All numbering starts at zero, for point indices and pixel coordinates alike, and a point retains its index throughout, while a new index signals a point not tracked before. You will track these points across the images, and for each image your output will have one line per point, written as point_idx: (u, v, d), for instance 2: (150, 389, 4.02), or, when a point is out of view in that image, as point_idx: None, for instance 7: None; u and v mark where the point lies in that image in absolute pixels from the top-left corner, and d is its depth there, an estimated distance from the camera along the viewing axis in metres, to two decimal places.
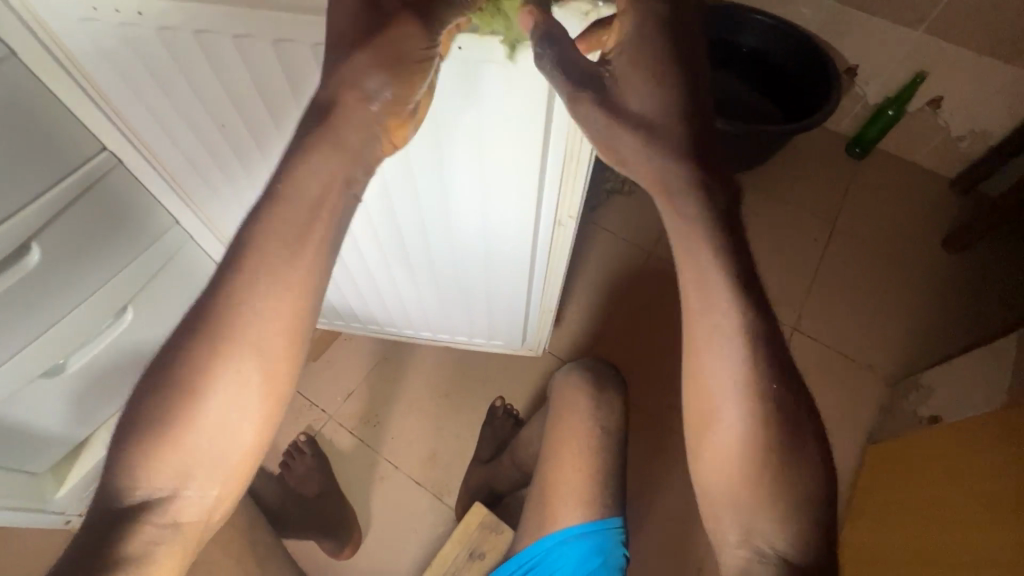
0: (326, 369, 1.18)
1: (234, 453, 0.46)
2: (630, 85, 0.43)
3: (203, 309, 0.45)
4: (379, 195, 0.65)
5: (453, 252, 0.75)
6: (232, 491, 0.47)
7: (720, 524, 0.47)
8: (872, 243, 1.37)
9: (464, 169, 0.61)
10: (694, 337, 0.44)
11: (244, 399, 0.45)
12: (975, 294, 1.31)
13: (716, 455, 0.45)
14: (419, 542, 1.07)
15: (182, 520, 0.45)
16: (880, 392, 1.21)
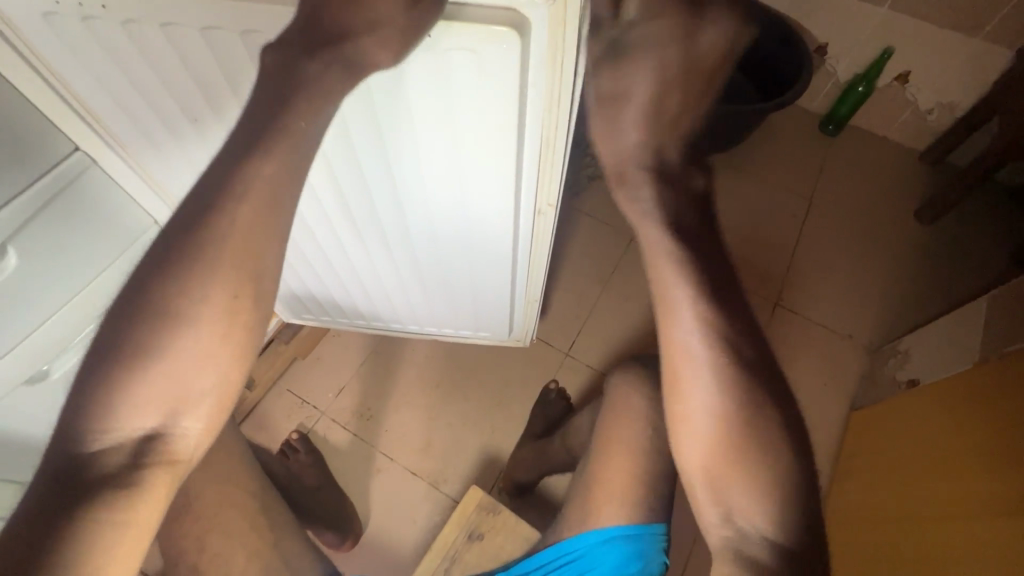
0: (316, 367, 1.22)
1: (216, 386, 0.52)
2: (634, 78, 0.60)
3: (168, 251, 0.49)
4: (358, 186, 0.68)
5: (433, 240, 0.77)
6: (215, 424, 0.53)
7: (701, 503, 0.59)
8: (845, 218, 1.47)
9: (440, 158, 0.63)
10: (665, 318, 0.58)
11: (218, 333, 0.50)
12: (953, 266, 1.40)
13: (690, 431, 0.58)
14: (418, 529, 1.09)
15: (171, 456, 0.51)
16: (861, 360, 1.29)
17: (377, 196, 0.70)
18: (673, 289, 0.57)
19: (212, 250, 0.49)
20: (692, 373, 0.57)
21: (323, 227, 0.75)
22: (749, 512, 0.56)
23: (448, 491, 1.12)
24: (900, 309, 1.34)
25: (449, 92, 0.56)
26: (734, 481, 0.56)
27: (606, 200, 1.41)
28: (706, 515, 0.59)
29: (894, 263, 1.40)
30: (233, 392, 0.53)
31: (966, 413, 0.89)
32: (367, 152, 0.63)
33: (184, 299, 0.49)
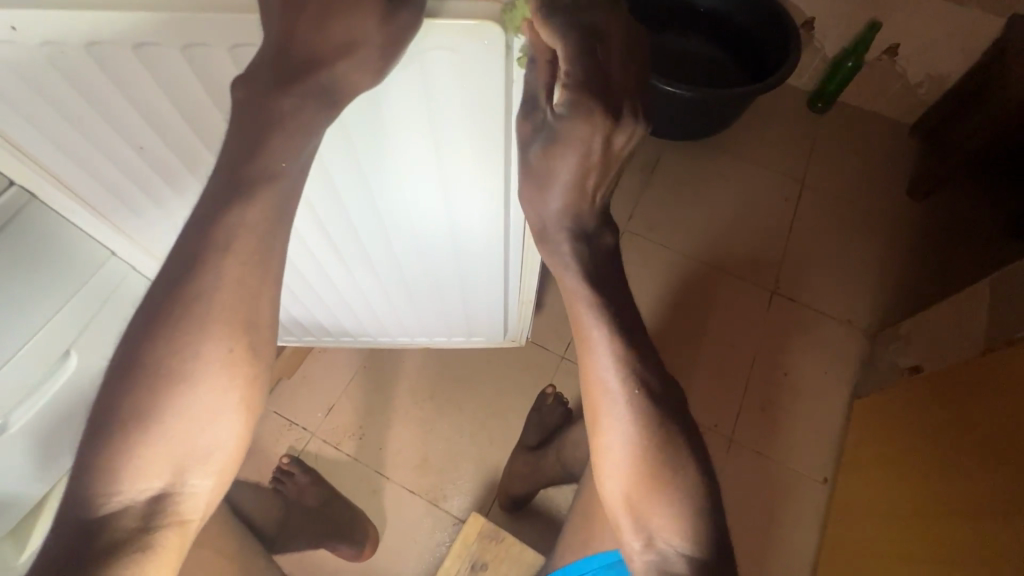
0: (303, 386, 1.17)
1: (222, 444, 0.48)
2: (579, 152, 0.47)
3: (160, 310, 0.44)
4: (336, 211, 0.60)
5: (420, 257, 0.70)
6: (225, 478, 0.50)
7: (625, 531, 0.57)
8: (840, 199, 1.43)
9: (425, 175, 0.57)
10: (581, 345, 0.55)
11: (222, 391, 0.47)
12: (948, 243, 1.37)
13: (609, 459, 0.55)
14: (420, 550, 1.05)
15: (183, 515, 0.48)
16: (862, 345, 1.26)
17: (359, 219, 0.62)
18: (585, 320, 0.54)
19: (182, 300, 0.45)
20: (602, 401, 0.55)
21: (301, 257, 0.68)
22: (669, 536, 0.54)
23: (448, 508, 1.08)
24: (896, 290, 1.32)
25: (430, 106, 0.49)
26: (655, 506, 0.54)
27: None
28: (629, 542, 0.57)
29: (888, 242, 1.38)
30: (245, 440, 0.50)
31: (965, 407, 0.87)
32: (344, 175, 0.56)
33: (178, 358, 0.45)
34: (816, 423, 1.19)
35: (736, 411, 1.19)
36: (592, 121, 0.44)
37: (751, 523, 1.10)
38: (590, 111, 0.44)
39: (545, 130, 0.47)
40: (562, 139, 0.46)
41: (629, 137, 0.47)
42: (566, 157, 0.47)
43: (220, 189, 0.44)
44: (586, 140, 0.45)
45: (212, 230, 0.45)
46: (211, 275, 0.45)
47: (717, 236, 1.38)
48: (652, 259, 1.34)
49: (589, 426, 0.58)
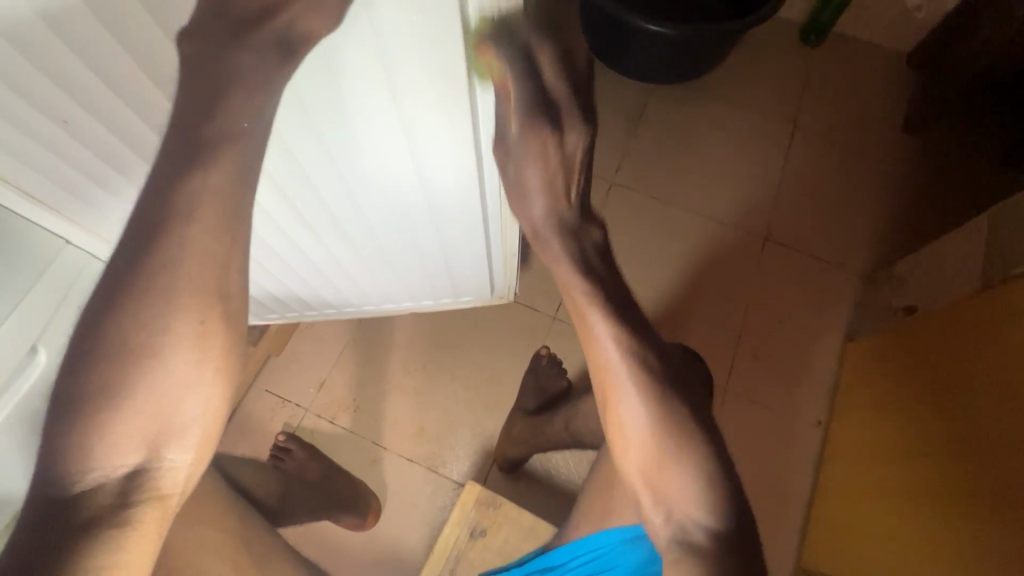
0: (292, 363, 1.15)
1: (199, 418, 0.38)
2: (533, 150, 0.45)
3: (118, 282, 0.35)
4: (298, 179, 0.54)
5: (396, 223, 0.65)
6: (209, 451, 0.40)
7: (647, 505, 0.58)
8: (833, 138, 1.38)
9: (389, 135, 0.49)
10: (583, 335, 0.55)
11: (196, 360, 0.37)
12: (943, 177, 1.34)
13: (625, 439, 0.56)
14: (423, 516, 1.06)
15: (161, 495, 0.38)
16: (856, 288, 1.25)
17: (325, 186, 0.55)
18: (585, 312, 0.53)
19: (133, 260, 0.35)
20: (614, 388, 0.54)
21: (269, 233, 0.62)
22: (688, 507, 0.55)
23: (448, 474, 1.09)
24: (890, 229, 1.30)
25: (387, 60, 0.40)
26: (672, 478, 0.55)
27: None
28: (651, 517, 0.58)
29: (882, 180, 1.34)
30: (226, 416, 0.40)
31: (966, 348, 0.85)
32: (303, 143, 0.49)
33: (141, 326, 0.35)
34: (811, 368, 1.19)
35: (732, 360, 1.19)
36: (544, 133, 0.44)
37: (748, 468, 1.12)
38: (543, 126, 0.43)
39: (511, 154, 0.47)
40: (522, 158, 0.46)
41: (579, 138, 0.46)
42: (528, 172, 0.47)
43: (166, 162, 0.35)
44: (541, 149, 0.45)
45: (162, 217, 0.35)
46: (172, 252, 0.35)
47: (707, 183, 1.33)
48: (642, 210, 1.30)
49: (603, 410, 0.58)
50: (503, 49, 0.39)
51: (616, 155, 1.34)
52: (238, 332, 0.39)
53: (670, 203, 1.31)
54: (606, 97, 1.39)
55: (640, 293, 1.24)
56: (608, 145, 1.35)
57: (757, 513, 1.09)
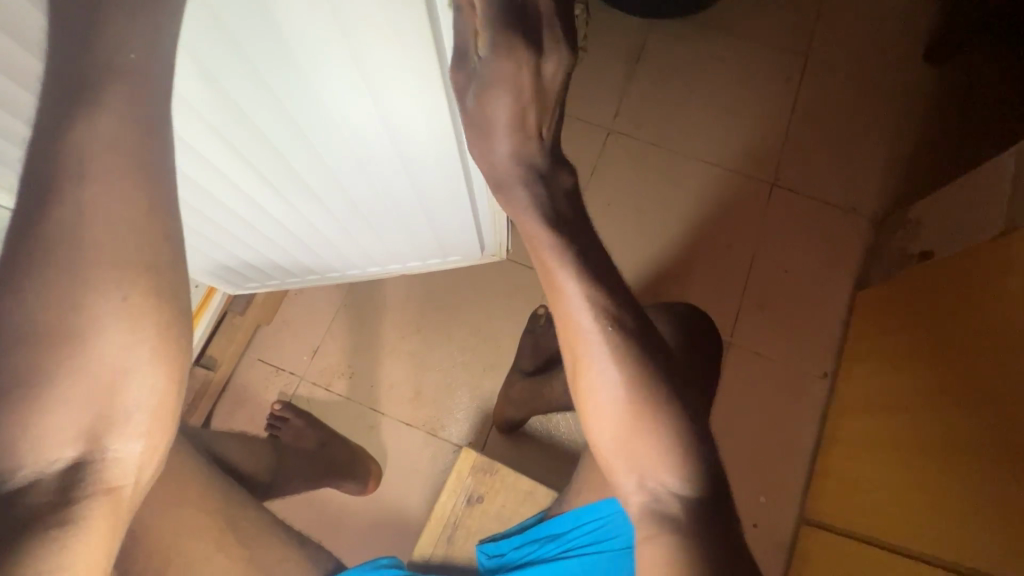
0: (284, 330, 1.12)
1: (146, 402, 0.32)
2: (498, 78, 0.43)
3: (12, 259, 0.28)
4: (253, 138, 0.48)
5: (372, 184, 0.59)
6: (163, 438, 0.34)
7: (616, 474, 0.54)
8: (848, 71, 1.28)
9: (337, 78, 0.42)
10: (553, 296, 0.54)
11: (126, 341, 0.31)
12: (964, 112, 1.24)
13: (596, 408, 0.53)
14: (424, 480, 1.05)
15: (110, 488, 0.31)
16: (866, 234, 1.19)
17: (278, 140, 0.49)
18: (553, 269, 0.53)
19: (29, 231, 0.28)
20: (586, 347, 0.53)
21: (234, 198, 0.56)
22: (660, 473, 0.52)
23: (447, 436, 1.07)
24: (905, 170, 1.22)
25: None
26: (647, 439, 0.52)
27: (571, 98, 1.25)
28: (622, 484, 0.54)
29: (899, 117, 1.25)
30: (179, 400, 0.34)
31: (970, 300, 0.82)
32: (243, 89, 0.42)
33: (48, 307, 0.29)
34: (817, 318, 1.15)
35: (736, 312, 1.15)
36: (517, 55, 0.42)
37: (753, 421, 1.10)
38: (513, 45, 0.41)
39: (476, 79, 0.43)
40: (492, 82, 0.43)
41: (557, 62, 0.45)
42: (494, 98, 0.44)
43: (49, 109, 0.28)
44: (510, 71, 0.43)
45: (54, 177, 0.28)
46: (74, 217, 0.29)
47: (710, 127, 1.25)
48: (643, 158, 1.23)
49: (574, 382, 0.56)
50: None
51: (614, 98, 1.25)
52: (180, 311, 0.33)
53: (672, 149, 1.23)
54: (603, 35, 1.28)
55: (641, 247, 1.19)
56: (606, 88, 1.26)
57: (761, 465, 1.08)
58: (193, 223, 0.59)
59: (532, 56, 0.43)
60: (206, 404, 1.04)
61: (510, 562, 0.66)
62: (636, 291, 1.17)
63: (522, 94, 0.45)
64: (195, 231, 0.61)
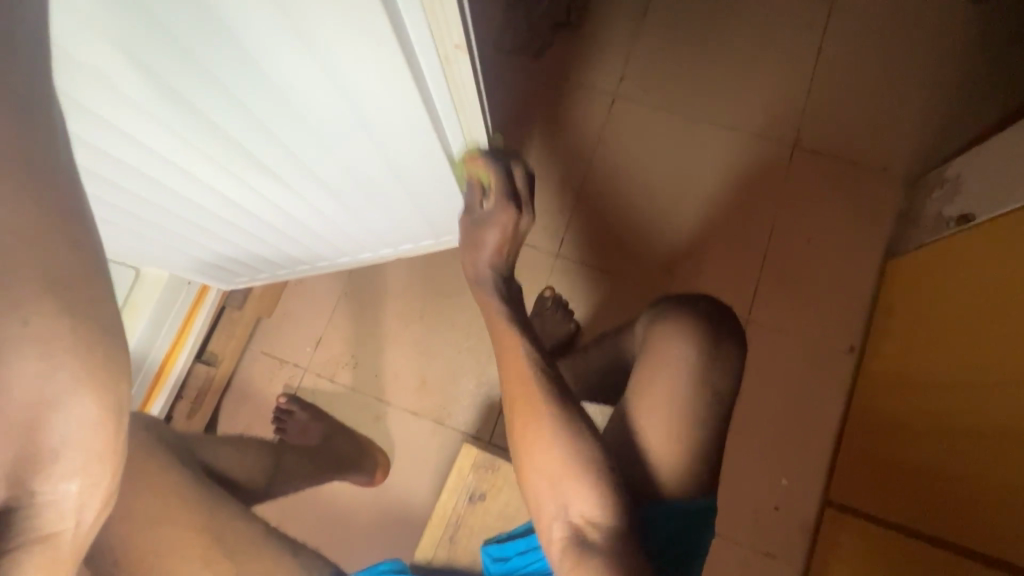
0: (287, 322, 1.10)
1: (75, 437, 0.27)
2: (489, 224, 0.61)
3: None
4: (208, 134, 0.43)
5: (348, 175, 0.54)
6: (106, 470, 0.29)
7: (540, 507, 0.52)
8: (880, 15, 1.16)
9: (288, 64, 0.36)
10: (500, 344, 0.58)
11: (40, 373, 0.26)
12: (1013, 54, 1.12)
13: (523, 437, 0.53)
14: (432, 468, 1.04)
15: (47, 535, 0.27)
16: (898, 196, 1.10)
17: (238, 136, 0.44)
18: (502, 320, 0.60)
19: None
20: (527, 385, 0.53)
21: (200, 194, 0.52)
22: (582, 503, 0.50)
23: (455, 425, 1.05)
24: (942, 122, 1.11)
25: None
26: (576, 479, 0.50)
27: (572, 63, 1.17)
28: (546, 521, 0.51)
29: (937, 64, 1.13)
30: (118, 431, 0.29)
31: (1006, 274, 0.75)
32: (179, 73, 0.36)
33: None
34: (843, 289, 1.08)
35: (754, 287, 1.08)
36: (508, 213, 0.60)
37: (773, 400, 1.05)
38: (506, 209, 0.60)
39: (478, 220, 0.62)
40: (488, 224, 0.62)
41: (529, 223, 0.64)
42: (485, 236, 0.63)
43: None
44: (505, 223, 0.61)
45: None
46: None
47: (725, 86, 1.15)
48: (650, 124, 1.15)
49: (508, 418, 0.56)
50: (490, 162, 0.55)
51: (619, 61, 1.16)
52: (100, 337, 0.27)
53: (683, 113, 1.15)
54: None
55: (650, 221, 1.12)
56: (610, 50, 1.17)
57: (782, 446, 1.03)
58: (154, 215, 0.55)
59: (517, 216, 0.61)
60: (210, 401, 1.03)
61: (518, 567, 0.63)
62: (647, 268, 1.10)
63: (505, 233, 0.62)
64: (167, 225, 0.58)
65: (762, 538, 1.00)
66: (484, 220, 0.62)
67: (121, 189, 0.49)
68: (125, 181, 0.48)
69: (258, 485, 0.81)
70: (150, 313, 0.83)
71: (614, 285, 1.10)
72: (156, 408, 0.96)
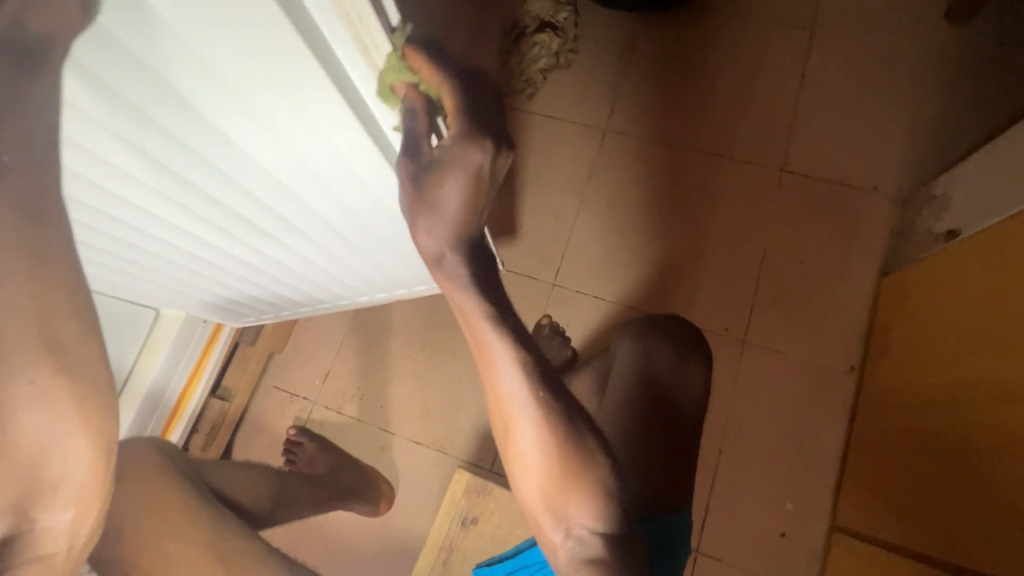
0: (297, 357, 1.15)
1: (70, 472, 0.36)
2: (445, 179, 0.42)
3: None
4: (206, 202, 0.49)
5: (338, 235, 0.60)
6: (93, 506, 0.39)
7: (542, 528, 0.51)
8: (858, 42, 1.20)
9: (267, 144, 0.42)
10: (475, 353, 0.47)
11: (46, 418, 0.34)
12: (995, 73, 1.14)
13: (523, 455, 0.49)
14: (435, 497, 1.05)
15: (42, 557, 0.36)
16: (889, 215, 1.11)
17: (232, 203, 0.50)
18: (486, 338, 0.45)
19: None
20: (511, 409, 0.47)
21: (199, 248, 0.58)
22: (583, 519, 0.49)
23: (457, 453, 1.07)
24: (929, 142, 1.13)
25: (223, 76, 0.34)
26: (576, 496, 0.48)
27: (563, 102, 1.23)
28: (549, 535, 0.51)
29: (919, 86, 1.16)
30: (106, 473, 0.39)
31: (987, 290, 0.76)
32: (172, 156, 0.43)
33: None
34: (840, 308, 1.08)
35: (749, 309, 1.10)
36: (472, 148, 0.40)
37: (775, 423, 1.04)
38: (472, 140, 0.40)
39: (427, 170, 0.41)
40: (446, 170, 0.41)
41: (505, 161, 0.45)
42: (439, 188, 0.42)
43: None
44: (474, 163, 0.41)
45: None
46: None
47: (711, 118, 1.20)
48: (640, 156, 1.19)
49: (499, 430, 0.51)
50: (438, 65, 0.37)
51: (607, 97, 1.23)
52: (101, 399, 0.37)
53: (670, 144, 1.19)
54: (593, 35, 1.25)
55: (643, 249, 1.15)
56: (599, 89, 1.23)
57: (785, 469, 1.02)
58: (162, 268, 0.60)
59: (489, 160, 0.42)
60: (224, 434, 1.08)
61: None
62: (642, 294, 1.13)
63: (469, 185, 0.42)
64: (173, 276, 0.64)
65: (770, 567, 0.98)
66: (441, 169, 0.41)
67: (123, 246, 0.53)
68: (131, 240, 0.53)
69: (263, 508, 0.85)
70: (169, 348, 0.89)
71: (609, 311, 1.13)
72: (175, 437, 1.01)
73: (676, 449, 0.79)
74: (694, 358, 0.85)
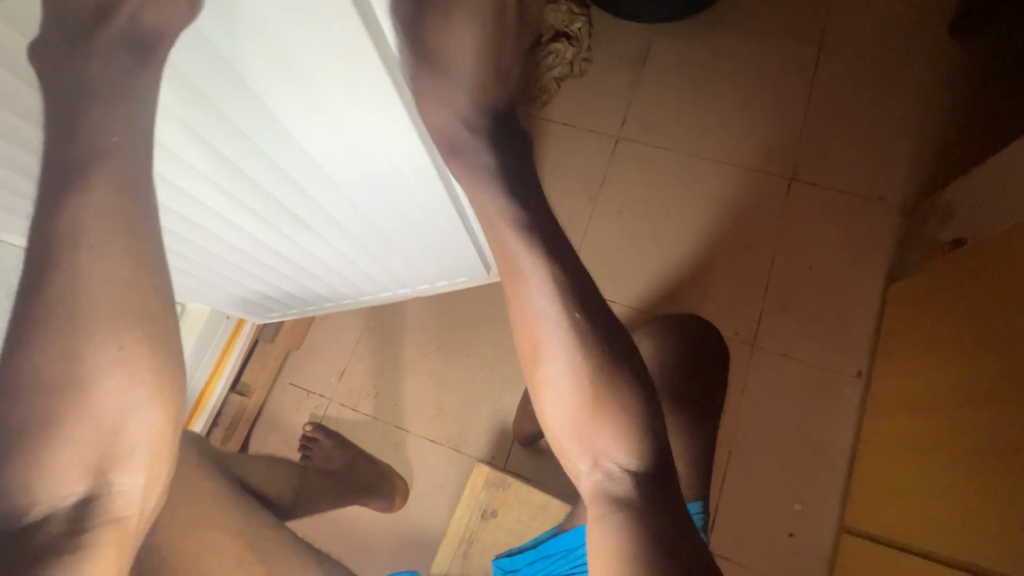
0: (313, 355, 1.17)
1: (144, 437, 0.39)
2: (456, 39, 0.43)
3: (30, 293, 0.36)
4: (252, 191, 0.52)
5: (371, 227, 0.62)
6: (165, 470, 0.41)
7: (568, 456, 0.52)
8: (864, 55, 1.23)
9: (319, 135, 0.45)
10: (507, 283, 0.52)
11: (125, 384, 0.38)
12: (998, 86, 1.17)
13: (550, 380, 0.51)
14: (449, 494, 1.07)
15: (117, 518, 0.39)
16: (896, 223, 1.14)
17: (277, 192, 0.52)
18: (518, 262, 0.50)
19: (42, 275, 0.36)
20: (539, 330, 0.51)
21: (236, 237, 0.60)
22: (613, 451, 0.50)
23: (470, 451, 1.09)
24: (935, 154, 1.16)
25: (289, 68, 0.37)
26: (604, 424, 0.50)
27: (577, 110, 1.26)
28: (576, 467, 0.52)
29: (924, 98, 1.19)
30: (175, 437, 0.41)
31: (992, 294, 0.79)
32: (229, 145, 0.45)
33: (52, 356, 0.36)
34: (847, 314, 1.10)
35: (759, 314, 1.12)
36: None
37: (783, 425, 1.06)
38: None
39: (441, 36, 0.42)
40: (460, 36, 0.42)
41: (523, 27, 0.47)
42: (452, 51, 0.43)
43: (51, 179, 0.36)
44: None
45: (56, 246, 0.37)
46: (72, 281, 0.37)
47: (721, 126, 1.23)
48: (652, 163, 1.22)
49: (527, 365, 0.54)
50: None
51: (619, 106, 1.26)
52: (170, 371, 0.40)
53: (681, 152, 1.22)
54: (606, 45, 1.28)
55: (655, 253, 1.18)
56: (611, 97, 1.26)
57: (793, 471, 1.04)
58: (201, 257, 0.63)
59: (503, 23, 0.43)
60: (242, 429, 1.10)
61: None
62: (653, 298, 1.15)
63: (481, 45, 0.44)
64: (209, 265, 0.66)
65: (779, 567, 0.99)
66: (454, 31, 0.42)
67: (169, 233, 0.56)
68: (177, 228, 0.56)
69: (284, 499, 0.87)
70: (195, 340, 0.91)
71: (620, 314, 1.15)
72: (198, 426, 1.04)
73: (690, 446, 0.81)
74: (708, 357, 0.89)
